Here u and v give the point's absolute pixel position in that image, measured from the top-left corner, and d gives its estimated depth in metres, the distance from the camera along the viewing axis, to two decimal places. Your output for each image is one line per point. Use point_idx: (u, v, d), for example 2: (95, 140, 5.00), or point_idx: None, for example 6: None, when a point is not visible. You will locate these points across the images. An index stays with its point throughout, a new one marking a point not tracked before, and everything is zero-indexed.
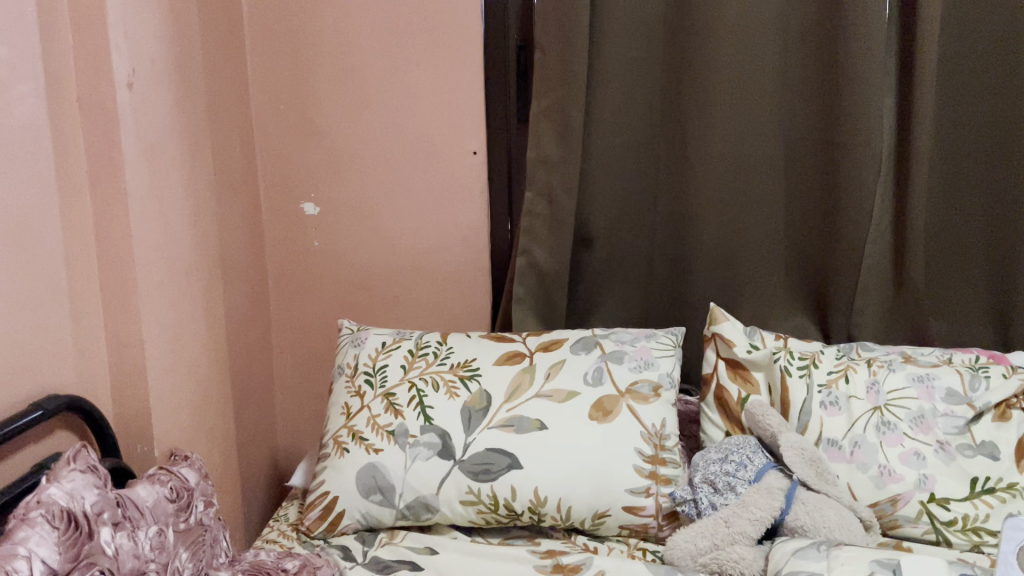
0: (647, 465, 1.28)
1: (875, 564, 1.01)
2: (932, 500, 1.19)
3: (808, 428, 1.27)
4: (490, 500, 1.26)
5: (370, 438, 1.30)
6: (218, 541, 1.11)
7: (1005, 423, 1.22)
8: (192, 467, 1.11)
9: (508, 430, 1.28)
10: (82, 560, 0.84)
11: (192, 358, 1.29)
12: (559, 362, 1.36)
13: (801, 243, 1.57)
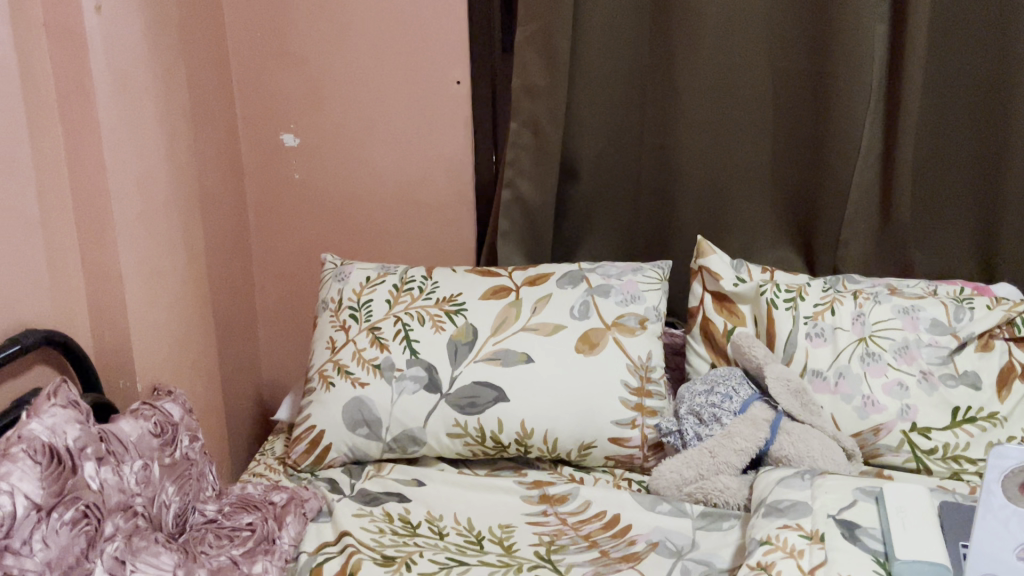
0: (634, 398, 1.29)
1: (859, 491, 1.04)
2: (913, 430, 1.21)
3: (794, 359, 1.28)
4: (477, 433, 1.26)
5: (355, 372, 1.30)
6: (204, 475, 1.11)
7: (988, 353, 1.23)
8: (176, 402, 1.09)
9: (495, 363, 1.28)
10: (67, 494, 0.84)
11: (173, 294, 1.27)
12: (546, 295, 1.35)
13: (788, 176, 1.55)
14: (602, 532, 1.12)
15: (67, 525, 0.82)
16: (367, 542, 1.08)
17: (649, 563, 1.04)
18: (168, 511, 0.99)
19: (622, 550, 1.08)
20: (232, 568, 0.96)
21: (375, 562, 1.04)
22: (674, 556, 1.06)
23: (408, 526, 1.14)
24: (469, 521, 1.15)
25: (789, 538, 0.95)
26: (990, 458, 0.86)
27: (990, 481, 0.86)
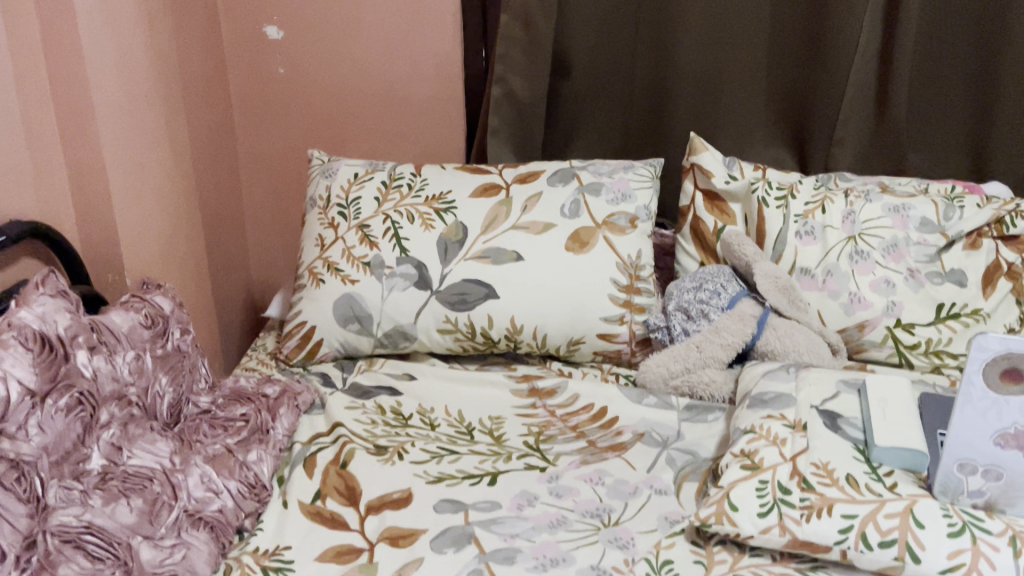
0: (623, 295, 1.29)
1: (842, 381, 1.07)
2: (898, 326, 1.22)
3: (783, 257, 1.28)
4: (467, 329, 1.27)
5: (345, 270, 1.29)
6: (197, 367, 1.12)
7: (976, 252, 1.24)
8: (166, 295, 1.09)
9: (485, 262, 1.28)
10: (61, 381, 0.85)
11: (159, 189, 1.25)
12: (536, 194, 1.33)
13: (785, 72, 1.51)
14: (590, 423, 1.16)
15: (62, 412, 0.83)
16: (360, 434, 1.12)
17: (635, 453, 1.08)
18: (162, 402, 1.00)
19: (608, 440, 1.12)
20: (227, 457, 0.98)
21: (368, 452, 1.08)
22: (660, 446, 1.09)
23: (400, 418, 1.17)
24: (460, 413, 1.18)
25: (772, 428, 0.99)
26: (969, 351, 0.85)
27: (971, 373, 0.85)
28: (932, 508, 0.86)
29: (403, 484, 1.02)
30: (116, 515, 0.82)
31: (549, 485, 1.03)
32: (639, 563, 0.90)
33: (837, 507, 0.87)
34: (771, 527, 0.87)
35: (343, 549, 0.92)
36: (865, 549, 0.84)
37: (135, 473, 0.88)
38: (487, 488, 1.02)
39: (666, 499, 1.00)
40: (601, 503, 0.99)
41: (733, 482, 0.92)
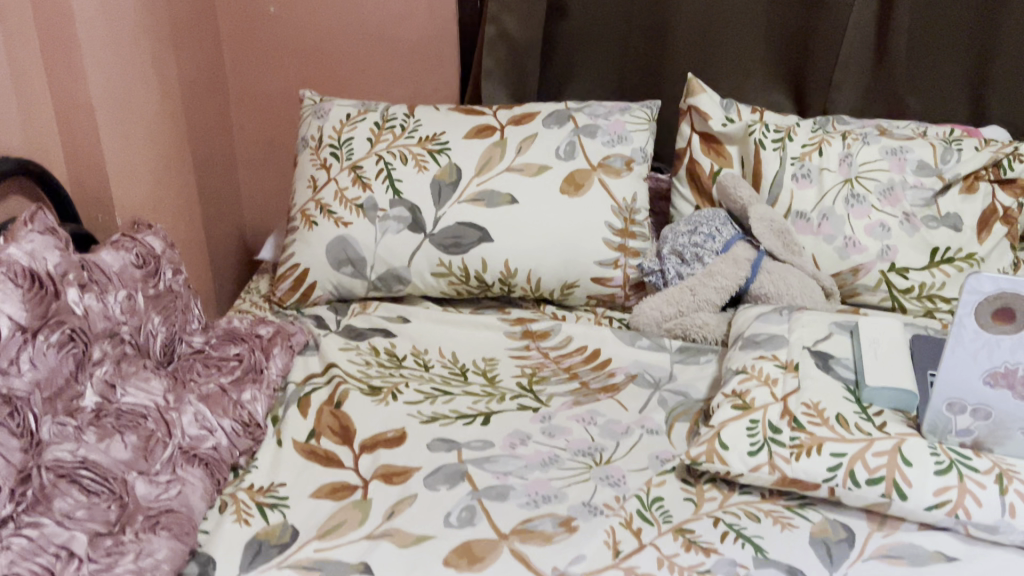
0: (618, 239, 1.29)
1: (834, 324, 1.07)
2: (892, 270, 1.22)
3: (779, 200, 1.28)
4: (461, 272, 1.27)
5: (338, 212, 1.29)
6: (190, 307, 1.11)
7: (972, 196, 1.23)
8: (157, 235, 1.09)
9: (478, 204, 1.27)
10: (52, 317, 0.84)
11: (147, 127, 1.24)
12: (531, 135, 1.32)
13: (784, 14, 1.48)
14: (583, 365, 1.16)
15: (54, 347, 0.83)
16: (354, 374, 1.12)
17: (627, 394, 1.09)
18: (155, 340, 1.00)
19: (601, 381, 1.12)
20: (221, 396, 0.98)
21: (362, 392, 1.08)
22: (652, 387, 1.10)
23: (394, 360, 1.17)
24: (454, 355, 1.19)
25: (764, 368, 0.99)
26: (962, 294, 0.85)
27: (963, 316, 0.85)
28: (920, 447, 0.87)
29: (397, 424, 1.03)
30: (111, 451, 0.83)
31: (542, 425, 1.03)
32: (630, 500, 0.91)
33: (826, 446, 0.88)
34: (760, 465, 0.88)
35: (338, 486, 0.93)
36: (853, 487, 0.85)
37: (129, 410, 0.88)
38: (481, 428, 1.03)
39: (658, 438, 1.01)
40: (593, 442, 1.00)
41: (724, 421, 0.93)
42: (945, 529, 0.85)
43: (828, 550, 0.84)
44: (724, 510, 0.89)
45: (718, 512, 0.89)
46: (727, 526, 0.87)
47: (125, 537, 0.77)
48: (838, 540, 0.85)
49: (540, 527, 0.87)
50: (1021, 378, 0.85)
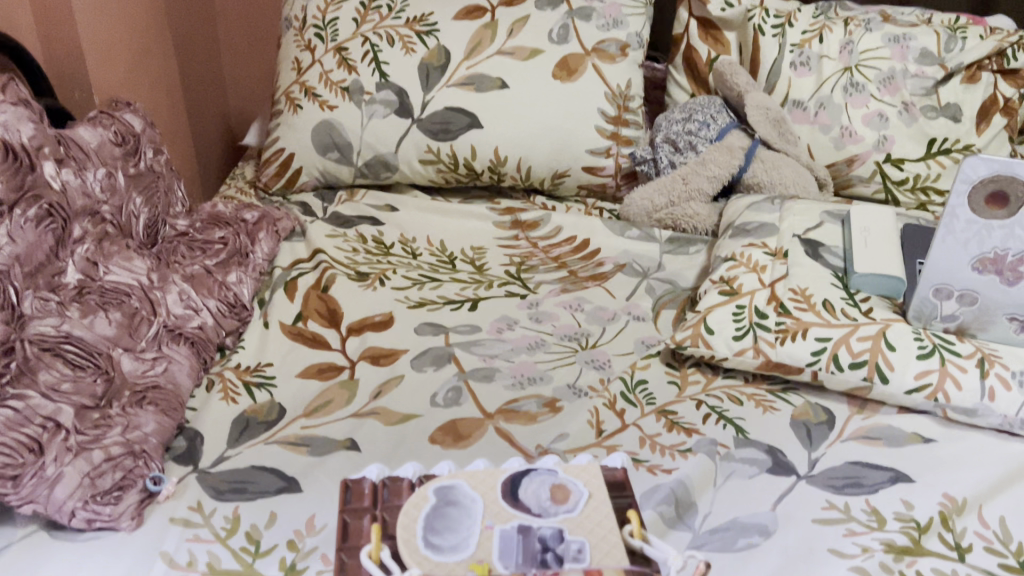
0: (611, 127, 1.26)
1: (825, 214, 1.07)
2: (887, 161, 1.21)
3: (776, 88, 1.25)
4: (450, 160, 1.24)
5: (323, 95, 1.25)
6: (172, 189, 1.09)
7: (974, 86, 1.20)
8: (136, 114, 1.06)
9: (467, 89, 1.24)
10: (28, 191, 0.83)
11: (123, 3, 1.19)
12: (523, 18, 1.27)
13: None
14: (572, 255, 1.15)
15: (31, 222, 0.82)
16: (341, 261, 1.11)
17: (615, 282, 1.09)
18: (137, 221, 0.99)
19: (589, 270, 1.12)
20: (205, 277, 0.98)
21: (349, 278, 1.08)
22: (640, 277, 1.10)
23: (381, 247, 1.16)
24: (442, 243, 1.17)
25: (753, 256, 0.99)
26: (953, 185, 0.83)
27: (955, 206, 0.84)
28: (905, 333, 0.88)
29: (385, 308, 1.03)
30: (95, 328, 0.83)
31: (529, 312, 1.03)
32: (614, 382, 0.92)
33: (812, 331, 0.88)
34: (745, 349, 0.89)
35: (324, 367, 0.93)
36: (836, 371, 0.86)
37: (113, 288, 0.88)
38: (468, 314, 1.03)
39: (644, 325, 1.01)
40: (580, 328, 1.00)
41: (711, 307, 0.93)
42: (924, 412, 0.87)
43: (808, 432, 0.85)
44: (707, 393, 0.90)
45: (701, 395, 0.90)
46: (710, 409, 0.88)
47: (111, 410, 0.79)
48: (819, 423, 0.86)
49: (526, 407, 0.88)
50: (1009, 264, 0.84)
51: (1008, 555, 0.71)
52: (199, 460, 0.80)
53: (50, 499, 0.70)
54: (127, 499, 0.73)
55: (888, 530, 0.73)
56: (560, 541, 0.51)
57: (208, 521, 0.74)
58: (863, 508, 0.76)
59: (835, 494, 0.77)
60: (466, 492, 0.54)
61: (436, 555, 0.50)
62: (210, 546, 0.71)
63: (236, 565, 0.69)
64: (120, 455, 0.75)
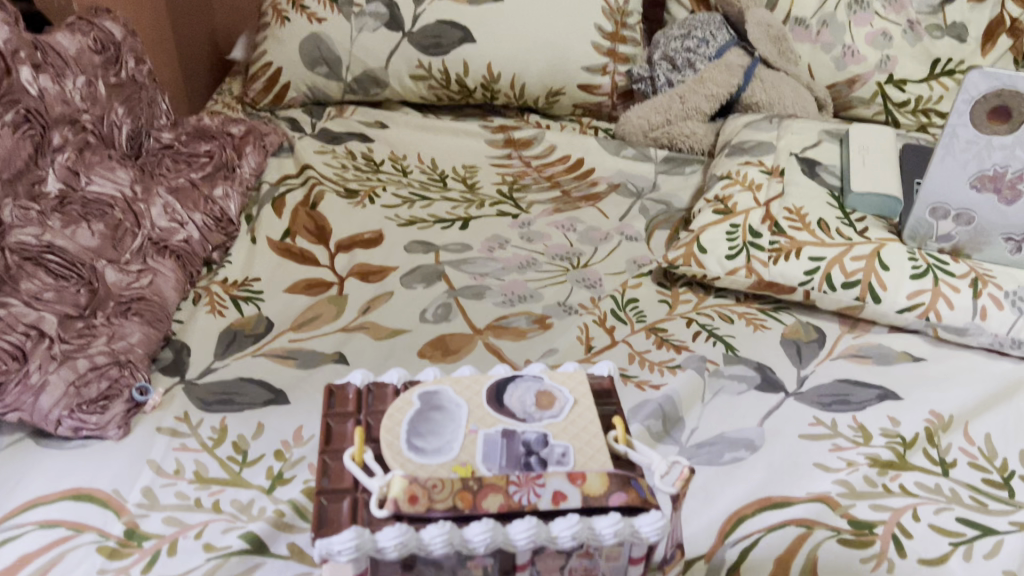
0: (607, 44, 1.22)
1: (824, 134, 1.05)
2: (889, 82, 1.19)
3: (778, 5, 1.20)
4: (441, 77, 1.21)
5: (311, 7, 1.21)
6: (156, 101, 1.06)
7: (980, 5, 1.15)
8: (115, 21, 1.02)
9: (461, 2, 1.20)
10: (5, 95, 0.81)
11: None
12: None
13: None
14: (566, 175, 1.13)
15: (9, 128, 0.80)
16: (330, 177, 1.09)
17: (609, 203, 1.07)
18: (119, 132, 0.96)
19: (583, 190, 1.10)
20: (191, 191, 0.96)
21: (338, 195, 1.06)
22: (634, 197, 1.08)
23: (371, 165, 1.14)
24: (433, 162, 1.15)
25: (749, 174, 0.98)
26: (954, 105, 0.81)
27: (956, 126, 0.82)
28: (899, 253, 0.87)
29: (374, 226, 1.01)
30: (77, 239, 0.82)
31: (520, 232, 1.02)
32: (605, 300, 0.91)
33: (806, 251, 0.87)
34: (738, 269, 0.88)
35: (313, 282, 0.92)
36: (828, 290, 0.85)
37: (95, 200, 0.86)
38: (459, 232, 1.01)
39: (637, 244, 1.00)
40: (572, 247, 0.99)
41: (705, 226, 0.92)
42: (915, 332, 0.86)
43: (798, 350, 0.85)
44: (698, 312, 0.89)
45: (692, 313, 0.89)
46: (700, 327, 0.87)
47: (96, 320, 0.78)
48: (809, 341, 0.86)
49: (515, 324, 0.87)
50: (1008, 182, 0.83)
51: (991, 471, 0.72)
52: (186, 371, 0.80)
53: (35, 407, 0.70)
54: (113, 408, 0.72)
55: (874, 445, 0.74)
56: (544, 445, 0.50)
57: (195, 431, 0.74)
58: (850, 424, 0.76)
59: (823, 410, 0.78)
60: (451, 397, 0.54)
61: (419, 457, 0.49)
62: (198, 455, 0.71)
63: (224, 475, 0.70)
64: (105, 365, 0.75)
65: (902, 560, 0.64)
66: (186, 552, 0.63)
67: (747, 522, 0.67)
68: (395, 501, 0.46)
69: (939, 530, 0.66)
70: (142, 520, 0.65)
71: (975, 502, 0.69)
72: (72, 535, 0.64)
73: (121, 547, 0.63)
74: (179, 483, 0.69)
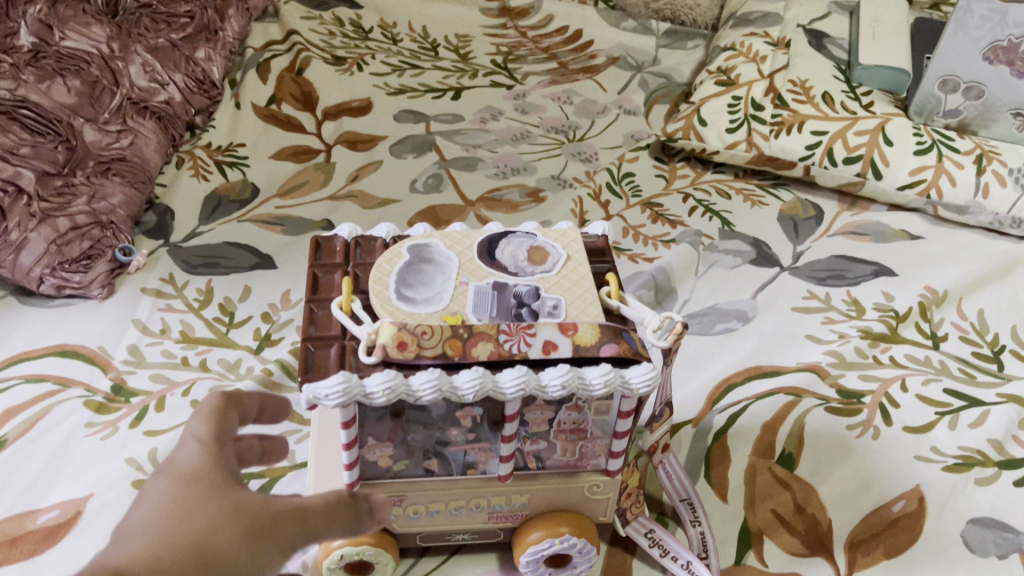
0: None
1: (835, 6, 1.01)
2: None
3: None
4: None
5: None
6: None
7: None
8: None
9: None
10: None
11: None
12: None
13: None
14: (564, 46, 1.09)
15: None
16: (317, 44, 1.05)
17: (607, 76, 1.03)
18: None
19: (581, 63, 1.06)
20: (171, 51, 0.90)
21: (325, 62, 1.02)
22: (634, 71, 1.04)
23: (360, 32, 1.09)
24: (425, 30, 1.11)
25: (754, 45, 0.94)
26: None
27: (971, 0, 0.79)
28: (904, 128, 0.85)
29: (363, 94, 0.97)
30: (53, 94, 0.77)
31: (514, 103, 0.98)
32: (600, 174, 0.88)
33: (808, 125, 0.85)
34: (738, 142, 0.86)
35: (300, 149, 0.89)
36: (829, 166, 0.84)
37: (70, 54, 0.80)
38: (451, 102, 0.98)
39: (635, 118, 0.97)
40: (567, 120, 0.96)
41: (706, 98, 0.89)
42: (915, 210, 0.85)
43: (796, 226, 0.83)
44: (695, 187, 0.87)
45: (688, 189, 0.87)
46: (697, 203, 0.85)
47: (75, 179, 0.75)
48: (807, 218, 0.84)
49: (508, 196, 0.85)
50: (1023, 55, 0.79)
51: (982, 345, 0.72)
52: (170, 235, 0.78)
53: (16, 264, 0.69)
54: (96, 269, 0.71)
55: (867, 318, 0.73)
56: (535, 297, 0.49)
57: (181, 292, 0.72)
58: (843, 299, 0.75)
59: (818, 285, 0.77)
60: (441, 251, 0.52)
61: (407, 307, 0.48)
62: (184, 316, 0.71)
63: (211, 335, 0.69)
64: (87, 225, 0.72)
65: (888, 427, 0.64)
66: (174, 408, 0.63)
67: (736, 390, 0.67)
68: (383, 348, 0.45)
69: (926, 400, 0.67)
70: (129, 377, 0.65)
71: (964, 374, 0.69)
72: (59, 389, 0.63)
73: (109, 402, 0.63)
74: (165, 342, 0.68)
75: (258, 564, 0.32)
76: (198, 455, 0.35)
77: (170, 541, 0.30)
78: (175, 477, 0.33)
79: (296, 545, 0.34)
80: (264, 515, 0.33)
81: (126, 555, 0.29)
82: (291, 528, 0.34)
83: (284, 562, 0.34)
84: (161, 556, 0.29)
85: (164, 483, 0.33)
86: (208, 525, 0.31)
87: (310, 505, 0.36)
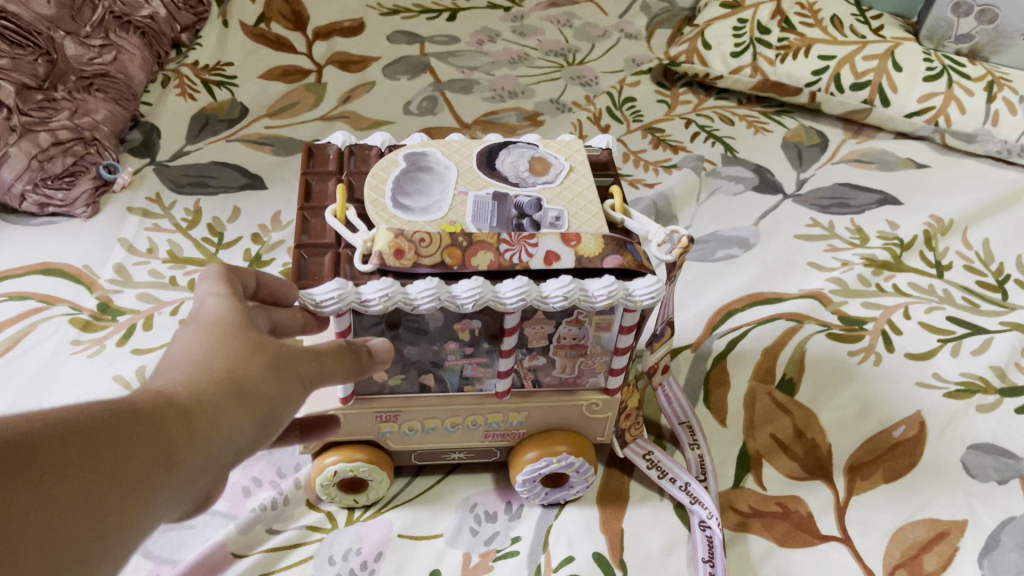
0: None
1: None
2: None
3: None
4: None
5: None
6: None
7: None
8: None
9: None
10: None
11: None
12: None
13: None
14: None
15: None
16: None
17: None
18: None
19: None
20: None
21: None
22: None
23: None
24: None
25: None
26: None
27: None
28: (914, 53, 0.82)
29: (355, 14, 0.94)
30: (33, 5, 0.70)
31: (512, 25, 0.95)
32: (600, 98, 0.86)
33: (816, 49, 0.83)
34: (742, 68, 0.84)
35: (290, 69, 0.86)
36: (835, 92, 0.82)
37: None
38: (446, 24, 0.95)
39: (636, 43, 0.94)
40: (567, 44, 0.93)
41: (710, 20, 0.87)
42: (922, 139, 0.83)
43: (799, 153, 0.81)
44: (698, 113, 0.85)
45: (691, 114, 0.85)
46: (699, 128, 0.83)
47: (57, 94, 0.71)
48: (811, 145, 0.82)
49: (505, 120, 0.83)
50: None
51: (987, 275, 0.70)
52: (156, 153, 0.75)
53: None
54: (79, 186, 0.69)
55: (871, 247, 0.72)
56: (537, 209, 0.47)
57: (168, 213, 0.70)
58: (847, 227, 0.74)
59: (822, 212, 0.75)
60: (439, 160, 0.50)
61: (405, 215, 0.46)
62: (172, 236, 0.69)
63: (199, 255, 0.67)
64: (69, 141, 0.69)
65: (890, 354, 0.63)
66: (161, 328, 0.61)
67: (737, 316, 0.66)
68: (380, 255, 0.43)
69: (928, 327, 0.65)
70: (115, 296, 0.63)
71: (968, 303, 0.68)
72: (43, 307, 0.62)
73: (95, 320, 0.61)
74: (152, 262, 0.66)
75: (283, 393, 0.32)
76: (216, 304, 0.33)
77: (199, 377, 0.30)
78: (197, 323, 0.32)
79: (325, 378, 0.34)
80: (289, 349, 0.33)
81: (164, 388, 0.29)
82: (316, 362, 0.34)
83: (306, 395, 0.33)
84: (197, 388, 0.29)
85: (188, 330, 0.32)
86: (232, 362, 0.31)
87: (321, 347, 0.35)
